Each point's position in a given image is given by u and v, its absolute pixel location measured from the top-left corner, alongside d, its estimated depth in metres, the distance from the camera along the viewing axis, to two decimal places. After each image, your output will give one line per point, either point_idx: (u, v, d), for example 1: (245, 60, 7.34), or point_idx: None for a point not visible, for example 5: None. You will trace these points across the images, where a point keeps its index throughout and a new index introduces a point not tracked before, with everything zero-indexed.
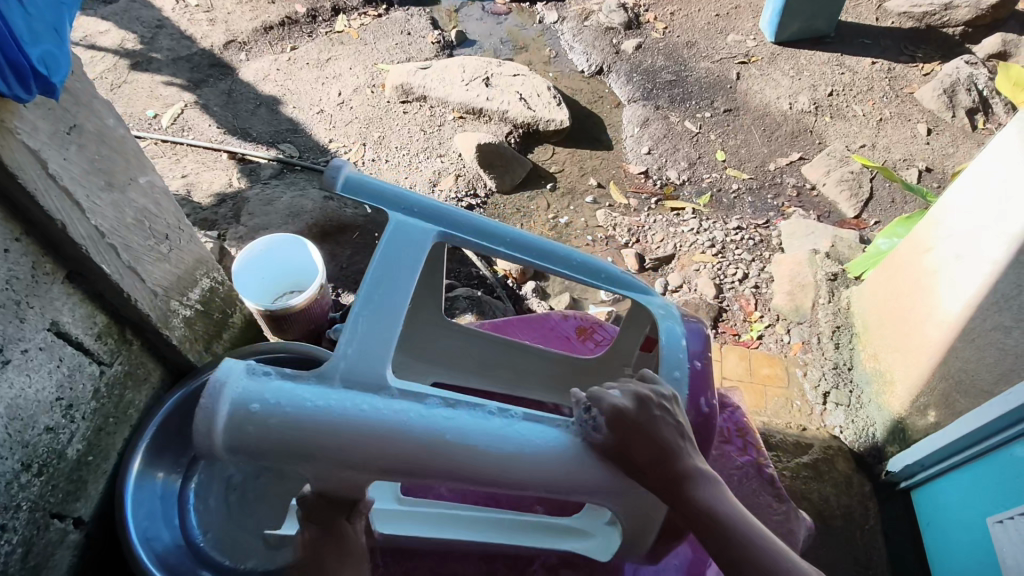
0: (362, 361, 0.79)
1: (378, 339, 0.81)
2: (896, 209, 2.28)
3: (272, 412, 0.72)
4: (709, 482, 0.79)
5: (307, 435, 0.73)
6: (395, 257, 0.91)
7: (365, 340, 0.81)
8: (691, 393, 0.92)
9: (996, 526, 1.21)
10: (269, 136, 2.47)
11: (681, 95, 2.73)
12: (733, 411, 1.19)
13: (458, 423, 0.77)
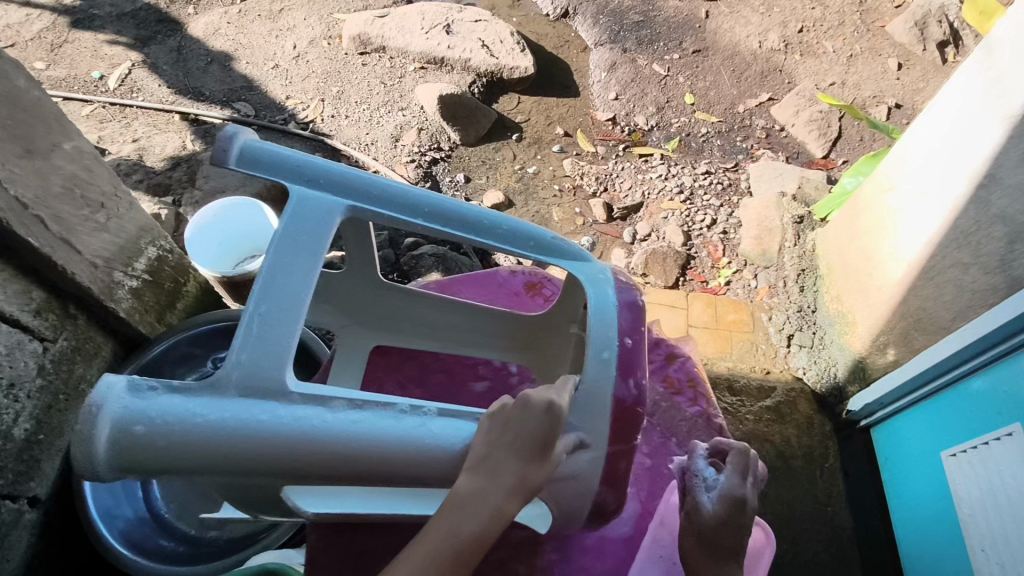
0: (255, 362, 0.71)
1: (273, 338, 0.72)
2: (865, 147, 2.26)
3: (161, 434, 0.66)
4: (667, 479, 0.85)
5: (203, 455, 0.67)
6: (295, 240, 0.79)
7: (258, 341, 0.71)
8: (620, 376, 0.86)
9: (950, 460, 1.24)
10: (223, 94, 2.35)
11: (649, 36, 2.65)
12: (684, 361, 1.18)
13: (366, 429, 0.71)
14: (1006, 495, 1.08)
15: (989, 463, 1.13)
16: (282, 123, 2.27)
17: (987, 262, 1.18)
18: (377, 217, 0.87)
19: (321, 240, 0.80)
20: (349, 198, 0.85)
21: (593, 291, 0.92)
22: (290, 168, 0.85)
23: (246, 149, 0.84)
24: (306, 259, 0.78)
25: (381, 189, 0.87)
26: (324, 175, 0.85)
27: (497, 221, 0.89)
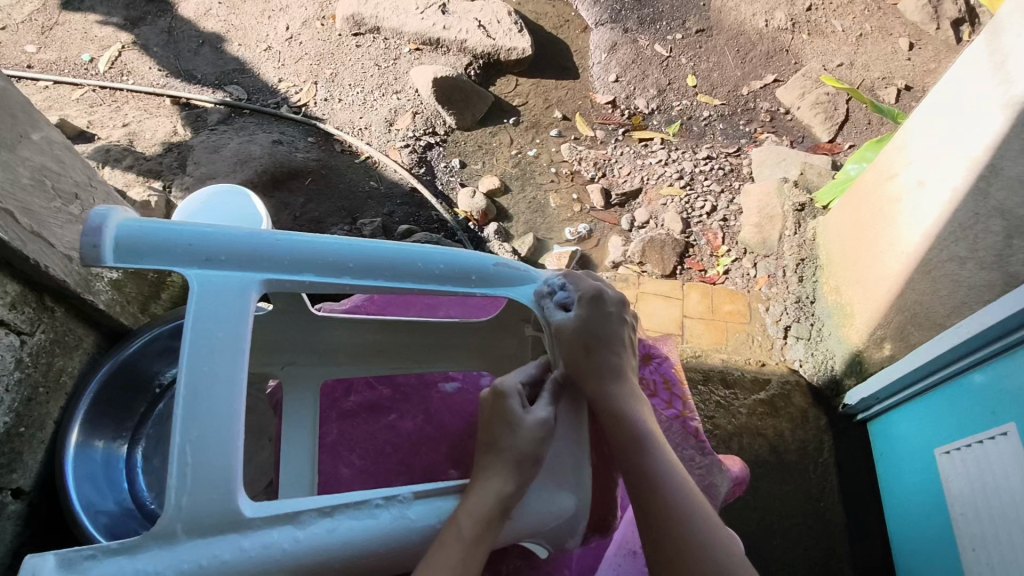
0: (202, 496, 0.65)
1: (214, 463, 0.66)
2: (872, 131, 2.20)
3: None
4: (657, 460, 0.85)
5: None
6: (207, 344, 0.69)
7: (199, 470, 0.65)
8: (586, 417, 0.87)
9: (944, 457, 1.21)
10: (215, 77, 2.31)
11: (652, 16, 2.57)
12: (661, 362, 1.14)
13: (340, 535, 0.68)
14: (997, 496, 1.05)
15: (983, 464, 1.09)
16: (273, 107, 2.23)
17: (985, 257, 1.13)
18: (297, 284, 0.77)
19: (237, 332, 0.71)
20: (258, 271, 0.74)
21: (546, 315, 0.88)
22: (180, 250, 0.73)
23: (126, 238, 0.72)
24: (230, 360, 0.69)
25: (293, 252, 0.76)
26: (222, 251, 0.74)
27: (432, 261, 0.81)
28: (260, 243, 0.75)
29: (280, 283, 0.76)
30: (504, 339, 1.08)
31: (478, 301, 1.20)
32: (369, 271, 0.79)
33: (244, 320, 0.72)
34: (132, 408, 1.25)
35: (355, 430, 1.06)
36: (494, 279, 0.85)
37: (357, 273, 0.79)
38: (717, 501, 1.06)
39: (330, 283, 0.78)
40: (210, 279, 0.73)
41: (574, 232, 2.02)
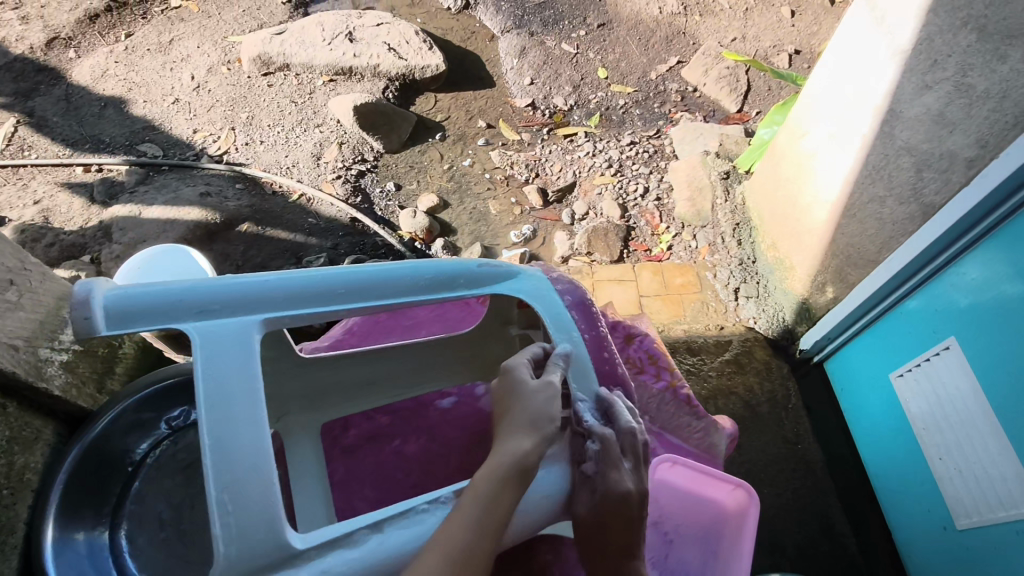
0: (245, 542, 0.62)
1: (254, 504, 0.63)
2: (774, 96, 2.35)
3: None
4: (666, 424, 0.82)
5: None
6: (219, 387, 0.67)
7: (238, 512, 0.62)
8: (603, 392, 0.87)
9: (899, 380, 1.31)
10: (124, 139, 2.22)
11: (554, 17, 2.65)
12: (643, 339, 1.20)
13: (392, 548, 0.65)
14: (954, 403, 1.15)
15: (935, 379, 1.20)
16: (193, 160, 2.17)
17: (901, 193, 1.23)
18: (296, 319, 0.77)
19: (251, 374, 0.69)
20: (256, 312, 0.74)
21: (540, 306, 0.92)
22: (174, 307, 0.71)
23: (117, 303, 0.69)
24: (246, 401, 0.68)
25: (287, 289, 0.76)
26: (217, 299, 0.72)
27: (421, 274, 0.84)
28: (254, 288, 0.75)
29: (280, 321, 0.76)
30: (489, 346, 1.11)
31: (456, 316, 1.22)
32: (363, 294, 0.81)
33: (253, 361, 0.70)
34: (107, 490, 1.18)
35: (363, 465, 1.04)
36: (481, 279, 0.89)
37: (352, 299, 0.80)
38: (718, 458, 1.12)
39: (328, 312, 0.79)
40: (210, 329, 0.71)
41: (519, 234, 2.05)
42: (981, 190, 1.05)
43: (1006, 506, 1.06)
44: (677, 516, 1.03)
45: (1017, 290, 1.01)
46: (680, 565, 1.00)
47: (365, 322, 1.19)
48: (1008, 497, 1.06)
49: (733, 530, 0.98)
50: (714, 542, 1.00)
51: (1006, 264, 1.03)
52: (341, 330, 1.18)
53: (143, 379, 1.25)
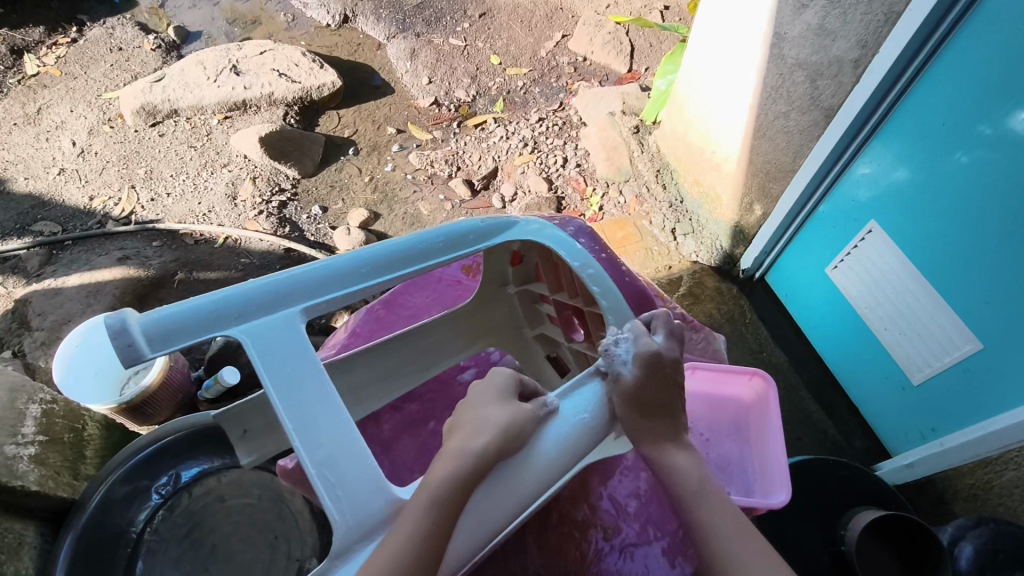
0: (356, 505, 0.62)
1: (351, 463, 0.64)
2: (658, 51, 2.48)
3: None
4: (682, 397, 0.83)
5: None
6: (284, 377, 0.66)
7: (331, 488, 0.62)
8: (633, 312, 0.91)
9: (835, 272, 1.45)
10: (14, 222, 2.06)
11: (434, 15, 2.68)
12: None
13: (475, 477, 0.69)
14: (886, 279, 1.30)
15: (865, 261, 1.35)
16: (97, 227, 2.04)
17: (802, 104, 1.37)
18: (333, 303, 0.76)
19: (309, 358, 0.68)
20: (294, 303, 0.73)
21: (552, 240, 0.94)
22: (211, 319, 0.69)
23: (151, 327, 0.67)
24: (314, 383, 0.67)
25: (315, 277, 0.76)
26: (252, 301, 0.71)
27: (437, 237, 0.85)
28: (282, 281, 0.74)
29: (318, 308, 0.75)
30: (493, 310, 1.14)
31: (451, 295, 1.23)
32: (387, 267, 0.81)
33: (307, 348, 0.69)
34: (111, 567, 1.15)
35: (403, 453, 1.03)
36: (489, 231, 0.90)
37: (379, 272, 0.80)
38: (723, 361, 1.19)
39: (360, 291, 0.79)
40: (255, 328, 0.69)
41: None
42: (870, 84, 1.19)
43: (949, 351, 1.21)
44: (706, 417, 1.07)
45: (906, 175, 1.21)
46: (722, 461, 1.04)
47: (366, 321, 1.17)
48: (949, 343, 1.20)
49: (759, 414, 1.05)
50: (746, 431, 1.06)
51: (892, 154, 1.23)
52: (344, 334, 1.15)
53: (145, 438, 1.17)
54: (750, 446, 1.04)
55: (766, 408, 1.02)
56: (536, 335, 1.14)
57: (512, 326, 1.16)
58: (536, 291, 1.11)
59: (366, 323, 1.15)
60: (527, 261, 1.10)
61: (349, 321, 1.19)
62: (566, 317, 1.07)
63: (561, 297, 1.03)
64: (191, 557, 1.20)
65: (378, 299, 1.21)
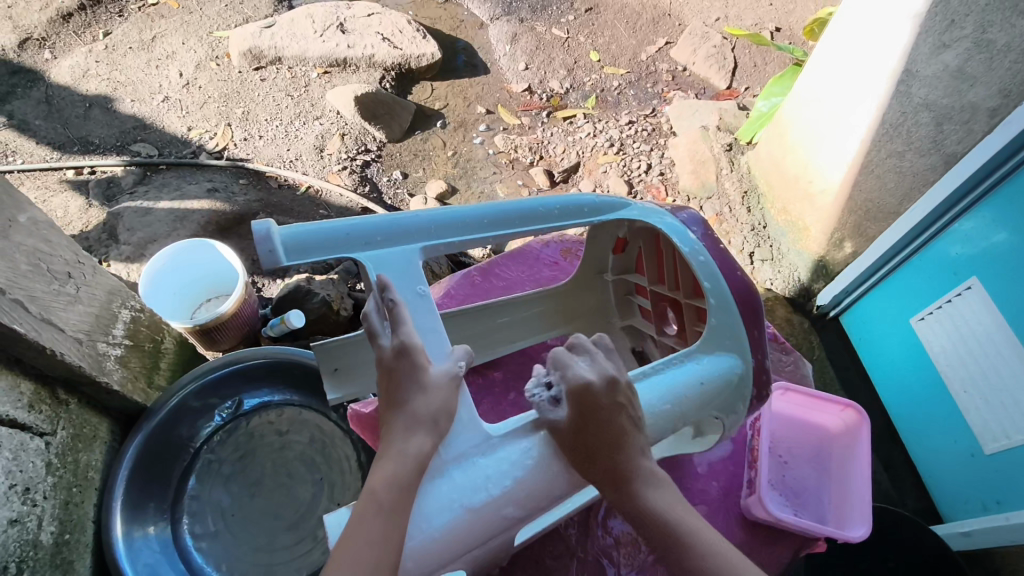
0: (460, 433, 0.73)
1: (433, 353, 0.75)
2: (761, 71, 2.44)
3: (442, 523, 0.68)
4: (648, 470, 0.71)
5: (479, 524, 0.70)
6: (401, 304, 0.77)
7: (404, 382, 0.71)
8: (747, 327, 0.90)
9: (919, 324, 1.40)
10: (115, 139, 2.15)
11: (541, 3, 2.70)
12: None
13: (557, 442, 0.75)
14: (975, 339, 1.24)
15: (956, 318, 1.29)
16: (191, 157, 2.12)
17: (921, 145, 1.35)
18: (451, 246, 0.85)
19: (422, 293, 0.79)
20: (416, 242, 0.82)
21: (666, 227, 0.94)
22: (344, 242, 0.78)
23: (292, 240, 0.75)
24: (423, 310, 0.78)
25: (439, 222, 0.83)
26: (379, 232, 0.80)
27: (553, 204, 0.90)
28: (409, 221, 0.82)
29: (437, 250, 0.84)
30: (584, 296, 1.16)
31: (546, 274, 1.26)
32: (503, 224, 0.87)
33: (422, 284, 0.79)
34: (168, 475, 1.20)
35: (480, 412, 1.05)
36: (603, 209, 0.94)
37: (493, 227, 0.87)
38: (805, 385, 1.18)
39: (475, 242, 0.86)
40: (381, 258, 0.79)
41: None
42: (1004, 135, 1.14)
43: None
44: (786, 440, 1.09)
45: (1008, 238, 1.16)
46: (799, 484, 1.04)
47: (462, 285, 1.20)
48: None
49: (844, 447, 1.07)
50: (827, 460, 1.07)
51: (998, 219, 1.18)
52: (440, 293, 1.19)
53: (223, 359, 1.23)
54: (829, 476, 1.06)
55: (855, 441, 1.04)
56: (623, 325, 1.14)
57: (601, 314, 1.16)
58: (634, 282, 1.12)
59: (463, 286, 1.19)
60: (630, 249, 1.10)
61: (447, 278, 1.23)
62: (660, 308, 1.07)
63: (660, 288, 1.04)
64: (242, 482, 1.25)
65: (475, 265, 1.24)
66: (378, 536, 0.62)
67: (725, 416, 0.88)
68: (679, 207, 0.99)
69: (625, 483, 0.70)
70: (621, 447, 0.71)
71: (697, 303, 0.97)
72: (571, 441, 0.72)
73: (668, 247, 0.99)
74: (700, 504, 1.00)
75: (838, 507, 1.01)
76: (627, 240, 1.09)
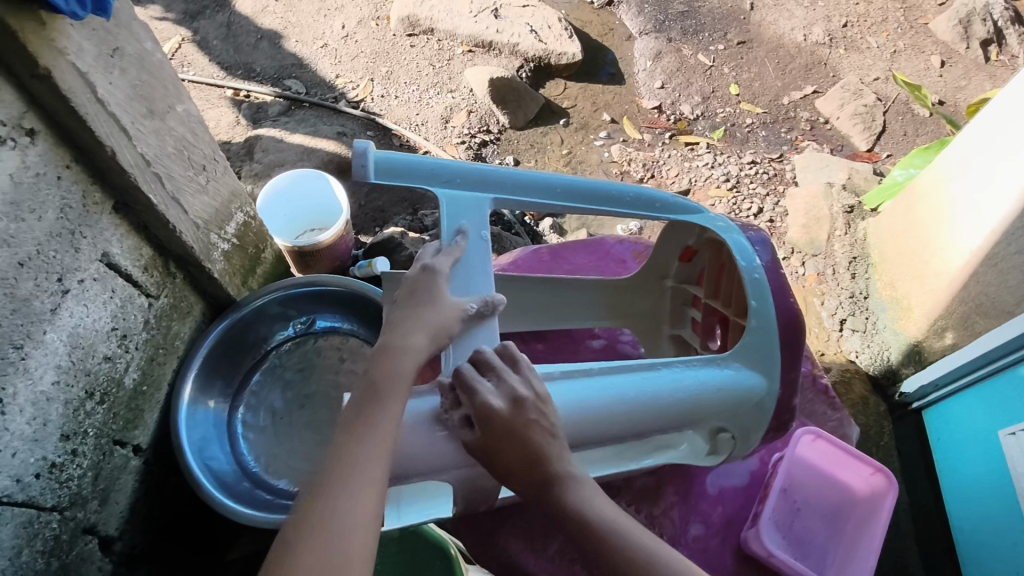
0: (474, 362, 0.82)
1: (476, 285, 0.88)
2: (908, 142, 2.31)
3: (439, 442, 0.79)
4: (579, 484, 0.75)
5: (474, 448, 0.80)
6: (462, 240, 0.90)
7: (422, 302, 0.83)
8: (784, 361, 0.92)
9: (1008, 439, 1.27)
10: (274, 71, 2.38)
11: (695, 27, 2.68)
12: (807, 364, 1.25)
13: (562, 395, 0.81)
14: None
15: None
16: (331, 101, 2.30)
17: None
18: (522, 204, 0.96)
19: (482, 236, 0.91)
20: (490, 192, 0.94)
21: (732, 242, 0.96)
22: (428, 175, 0.92)
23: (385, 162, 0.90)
24: (480, 250, 0.91)
25: (516, 180, 0.94)
26: (459, 175, 0.93)
27: (625, 192, 0.97)
28: (487, 172, 0.94)
29: (507, 203, 0.95)
30: (641, 298, 1.17)
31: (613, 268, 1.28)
32: (574, 197, 0.96)
33: (486, 228, 0.92)
34: (239, 364, 1.33)
35: None
36: (673, 208, 0.99)
37: (564, 197, 0.96)
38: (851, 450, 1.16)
39: (543, 204, 0.96)
40: (456, 197, 0.92)
41: None
42: None
43: None
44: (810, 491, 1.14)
45: None
46: (805, 533, 1.11)
47: (529, 260, 1.26)
48: None
49: (862, 510, 1.11)
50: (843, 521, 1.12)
51: None
52: (508, 262, 1.26)
53: (304, 280, 1.31)
54: (840, 534, 1.11)
55: (875, 510, 1.08)
56: (671, 334, 1.16)
57: (652, 320, 1.18)
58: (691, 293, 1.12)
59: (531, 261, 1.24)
60: (696, 261, 1.09)
61: (516, 249, 1.30)
62: (709, 323, 1.08)
63: (713, 303, 1.05)
64: (296, 390, 1.36)
65: (546, 244, 1.30)
66: (389, 414, 0.73)
67: (740, 438, 0.94)
68: (751, 226, 1.00)
69: (548, 489, 0.74)
70: (535, 463, 0.74)
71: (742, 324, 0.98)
72: (480, 451, 0.76)
73: (731, 262, 1.00)
74: (698, 521, 1.11)
75: (838, 563, 1.08)
76: (696, 252, 1.08)
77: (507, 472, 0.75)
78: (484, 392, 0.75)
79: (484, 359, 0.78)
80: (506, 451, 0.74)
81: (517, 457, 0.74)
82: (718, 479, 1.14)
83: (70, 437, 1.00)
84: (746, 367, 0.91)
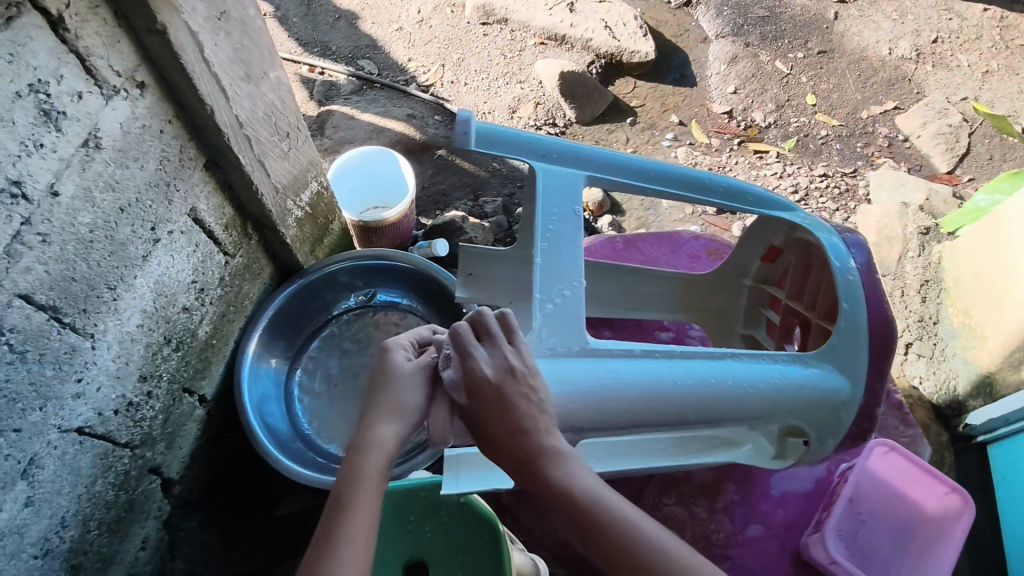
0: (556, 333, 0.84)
1: (564, 253, 0.91)
2: (993, 167, 2.20)
3: None
4: (566, 459, 0.72)
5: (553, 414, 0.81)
6: (554, 208, 0.95)
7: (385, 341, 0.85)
8: (872, 367, 0.91)
9: None
10: (349, 51, 2.43)
11: (773, 33, 2.61)
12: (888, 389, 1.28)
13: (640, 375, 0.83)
14: None
15: None
16: (402, 84, 2.34)
17: None
18: (613, 184, 1.02)
19: (573, 206, 0.96)
20: (585, 169, 1.00)
21: (827, 243, 0.97)
22: (526, 147, 1.01)
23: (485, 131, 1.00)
24: (571, 219, 0.94)
25: (611, 160, 1.01)
26: (556, 150, 1.01)
27: (715, 181, 1.02)
28: (583, 151, 1.01)
29: (599, 181, 1.01)
30: (714, 294, 1.22)
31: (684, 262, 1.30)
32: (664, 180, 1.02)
33: (577, 198, 0.97)
34: (302, 327, 1.38)
35: None
36: (765, 202, 1.02)
37: (655, 181, 1.02)
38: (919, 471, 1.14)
39: (633, 186, 1.02)
40: (550, 170, 0.99)
41: None
42: None
43: None
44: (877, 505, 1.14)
45: None
46: (869, 546, 1.11)
47: (603, 247, 1.31)
48: None
49: (932, 530, 1.10)
50: (910, 539, 1.11)
51: None
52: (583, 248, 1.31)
53: (371, 253, 1.35)
54: (906, 551, 1.10)
55: (948, 530, 1.07)
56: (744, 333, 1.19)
57: (726, 317, 1.21)
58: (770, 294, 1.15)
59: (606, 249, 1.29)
60: (779, 261, 1.13)
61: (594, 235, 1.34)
62: (788, 325, 1.11)
63: (794, 303, 1.08)
64: (352, 359, 1.39)
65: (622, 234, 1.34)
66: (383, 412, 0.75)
67: (815, 443, 0.93)
68: (845, 228, 1.02)
69: (531, 465, 0.72)
70: (521, 434, 0.73)
71: (826, 324, 0.99)
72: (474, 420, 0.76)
73: (819, 260, 1.02)
74: (757, 522, 1.14)
75: None
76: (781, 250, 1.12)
77: (491, 444, 0.75)
78: (477, 358, 0.75)
79: (481, 325, 0.78)
80: (494, 423, 0.74)
81: (503, 428, 0.73)
82: (781, 483, 1.17)
83: (147, 379, 1.05)
84: (832, 368, 0.91)
